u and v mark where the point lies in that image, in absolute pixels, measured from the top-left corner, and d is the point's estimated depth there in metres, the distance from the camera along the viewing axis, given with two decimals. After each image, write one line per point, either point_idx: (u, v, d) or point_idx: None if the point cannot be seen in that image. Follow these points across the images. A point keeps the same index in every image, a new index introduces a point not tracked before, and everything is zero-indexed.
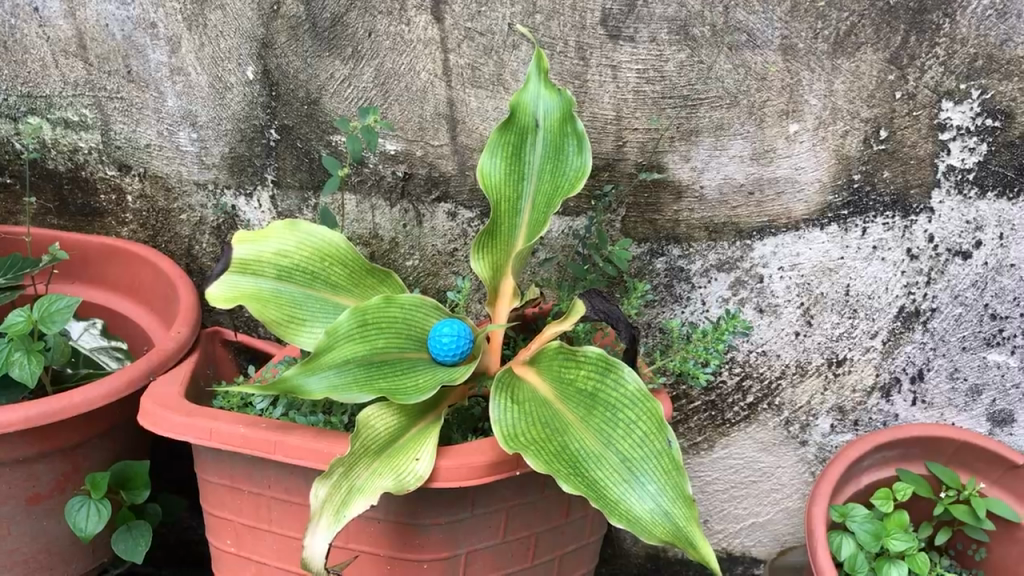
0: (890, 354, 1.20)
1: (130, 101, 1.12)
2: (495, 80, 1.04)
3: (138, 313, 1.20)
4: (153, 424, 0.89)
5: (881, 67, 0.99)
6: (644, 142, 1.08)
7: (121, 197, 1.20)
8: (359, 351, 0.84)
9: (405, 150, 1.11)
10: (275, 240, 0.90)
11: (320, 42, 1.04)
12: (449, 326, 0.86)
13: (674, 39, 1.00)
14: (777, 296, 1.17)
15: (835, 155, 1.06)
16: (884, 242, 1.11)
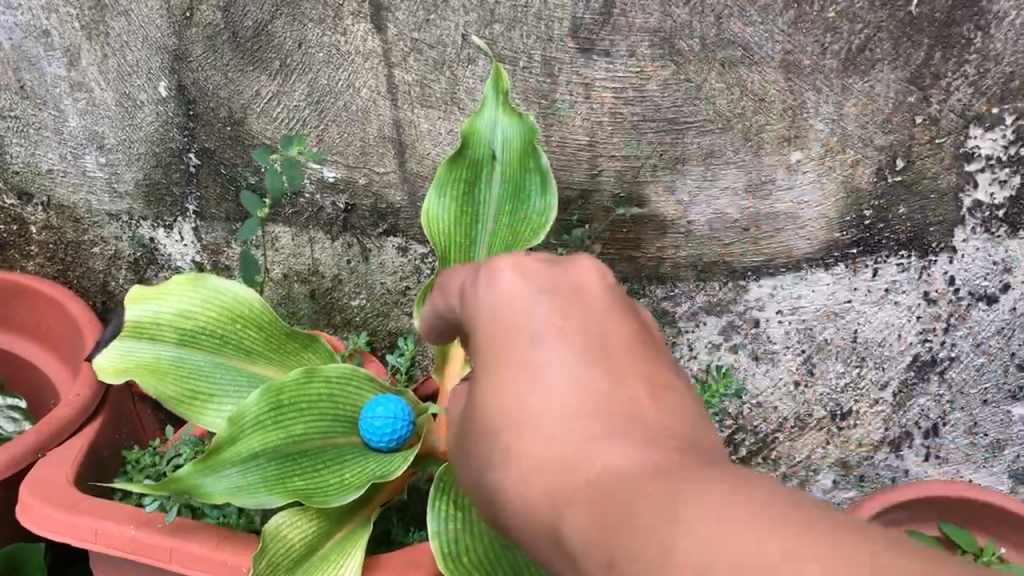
0: (901, 406, 1.06)
1: (26, 120, 0.97)
2: (448, 99, 0.89)
3: (49, 364, 1.04)
4: (30, 519, 0.74)
5: (900, 88, 0.84)
6: (622, 170, 0.93)
7: (24, 228, 1.05)
8: (273, 438, 0.68)
9: (347, 178, 0.96)
10: (177, 297, 0.76)
11: (242, 54, 0.89)
12: (382, 403, 0.71)
13: (657, 53, 0.85)
14: (775, 343, 1.02)
15: (845, 187, 0.91)
16: (897, 285, 0.97)
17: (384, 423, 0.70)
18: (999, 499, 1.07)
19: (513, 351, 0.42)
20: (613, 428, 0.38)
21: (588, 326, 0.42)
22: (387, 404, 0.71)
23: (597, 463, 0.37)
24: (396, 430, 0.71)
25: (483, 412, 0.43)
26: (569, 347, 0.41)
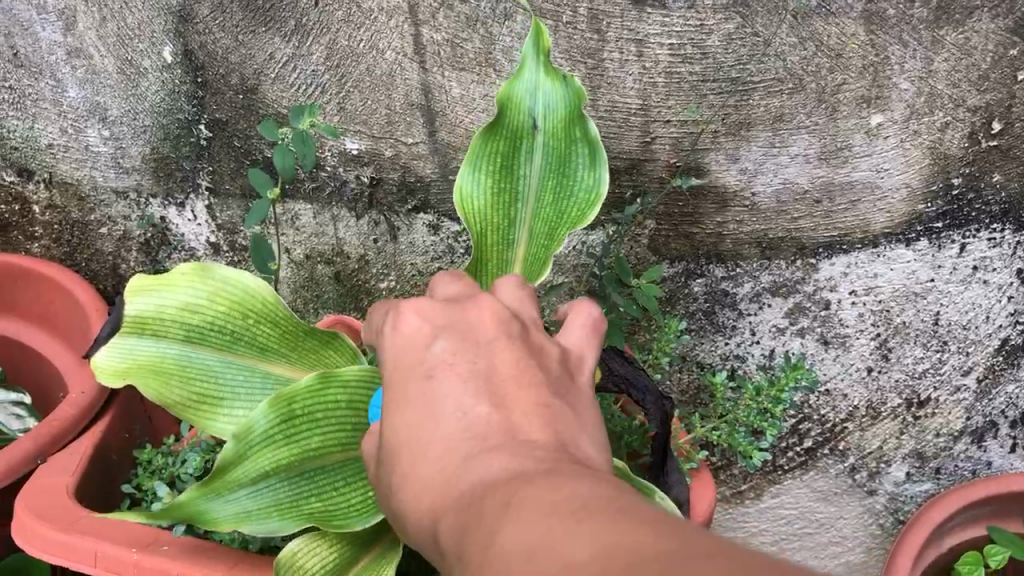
0: (985, 394, 0.95)
1: (22, 91, 0.89)
2: (482, 61, 0.80)
3: (55, 351, 0.95)
4: (26, 538, 0.67)
5: (1000, 39, 0.74)
6: (678, 138, 0.82)
7: (26, 208, 0.96)
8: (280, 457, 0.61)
9: (372, 150, 0.86)
10: (182, 289, 0.67)
11: (251, 13, 0.80)
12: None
13: (720, 4, 0.75)
14: (847, 326, 0.92)
15: (931, 152, 0.80)
16: (987, 261, 0.87)
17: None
18: None
19: (418, 380, 0.44)
20: (489, 447, 0.39)
21: (479, 362, 0.44)
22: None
23: (472, 478, 0.39)
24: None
25: (394, 443, 0.44)
26: (462, 384, 0.43)
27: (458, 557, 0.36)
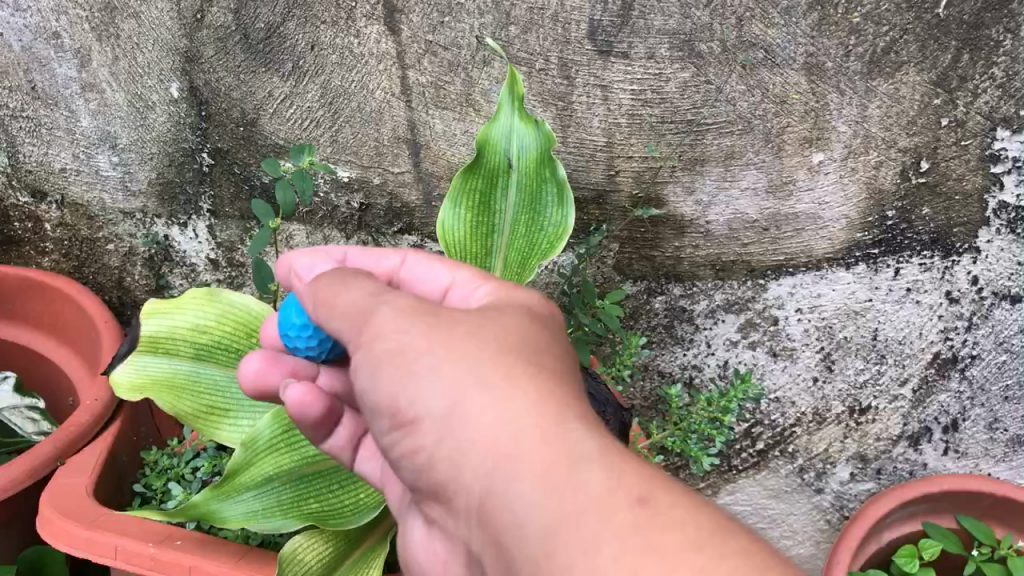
0: (920, 403, 1.04)
1: (38, 120, 0.96)
2: (463, 100, 0.88)
3: (64, 359, 1.03)
4: (52, 538, 0.74)
5: (926, 90, 0.82)
6: (640, 172, 0.91)
7: (39, 225, 1.05)
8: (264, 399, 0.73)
9: (361, 178, 0.95)
10: (191, 311, 0.76)
11: (254, 55, 0.88)
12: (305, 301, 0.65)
13: (677, 55, 0.83)
14: (794, 340, 1.01)
15: (867, 188, 0.89)
16: (919, 284, 0.95)
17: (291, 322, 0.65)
18: (1015, 490, 1.05)
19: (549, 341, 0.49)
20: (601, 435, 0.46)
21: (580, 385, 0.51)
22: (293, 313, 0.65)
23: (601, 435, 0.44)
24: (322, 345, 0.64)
25: (506, 337, 0.47)
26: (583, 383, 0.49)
27: (606, 468, 0.40)
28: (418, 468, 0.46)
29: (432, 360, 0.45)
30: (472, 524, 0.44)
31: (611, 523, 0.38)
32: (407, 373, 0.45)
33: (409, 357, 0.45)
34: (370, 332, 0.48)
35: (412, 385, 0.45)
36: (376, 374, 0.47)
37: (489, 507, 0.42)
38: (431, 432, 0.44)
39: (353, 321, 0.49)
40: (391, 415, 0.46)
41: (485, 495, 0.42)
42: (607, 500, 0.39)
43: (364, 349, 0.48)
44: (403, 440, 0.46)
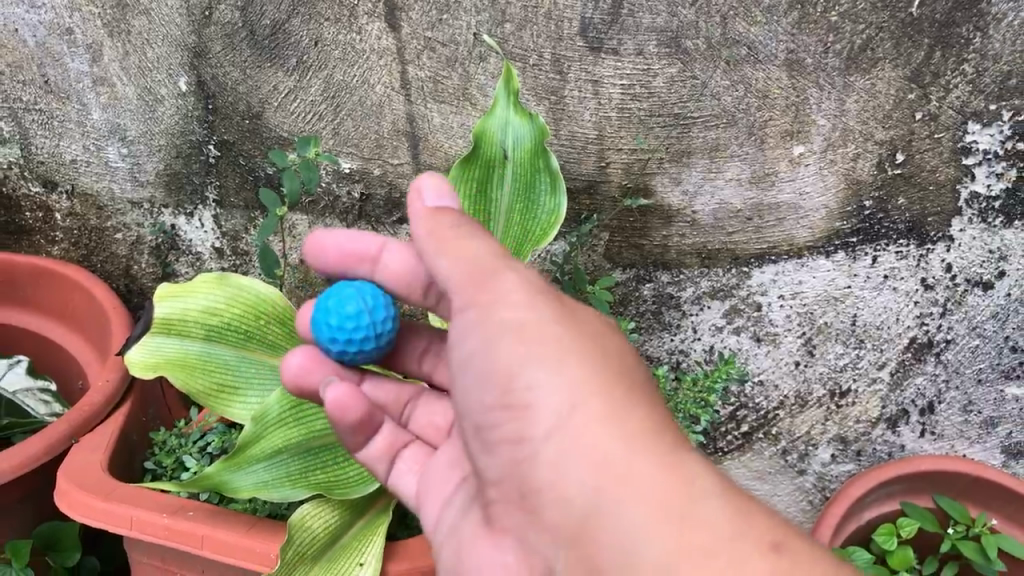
0: (898, 385, 1.08)
1: (50, 113, 1.00)
2: (460, 95, 0.92)
3: (74, 344, 1.07)
4: (69, 508, 0.78)
5: (900, 85, 0.87)
6: (629, 163, 0.96)
7: (49, 215, 1.08)
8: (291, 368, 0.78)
9: (362, 169, 0.98)
10: (202, 295, 0.79)
11: (260, 51, 0.92)
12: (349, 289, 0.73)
13: (664, 52, 0.87)
14: (776, 325, 1.05)
15: (846, 179, 0.93)
16: (896, 271, 0.99)
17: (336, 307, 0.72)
18: (989, 471, 1.09)
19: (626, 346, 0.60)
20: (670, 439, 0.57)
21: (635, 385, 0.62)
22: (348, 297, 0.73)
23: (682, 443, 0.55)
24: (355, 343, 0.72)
25: (602, 346, 0.58)
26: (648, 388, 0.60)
27: (701, 481, 0.52)
28: (529, 474, 0.55)
29: (559, 370, 0.55)
30: (575, 535, 0.53)
31: (726, 559, 0.48)
32: (545, 389, 0.54)
33: (546, 372, 0.55)
34: (505, 335, 0.56)
35: (550, 401, 0.54)
36: (505, 376, 0.55)
37: (606, 524, 0.51)
38: (560, 444, 0.53)
39: (485, 320, 0.58)
40: (511, 415, 0.55)
41: (605, 512, 0.51)
42: (732, 554, 0.48)
43: (496, 352, 0.56)
44: (522, 448, 0.55)
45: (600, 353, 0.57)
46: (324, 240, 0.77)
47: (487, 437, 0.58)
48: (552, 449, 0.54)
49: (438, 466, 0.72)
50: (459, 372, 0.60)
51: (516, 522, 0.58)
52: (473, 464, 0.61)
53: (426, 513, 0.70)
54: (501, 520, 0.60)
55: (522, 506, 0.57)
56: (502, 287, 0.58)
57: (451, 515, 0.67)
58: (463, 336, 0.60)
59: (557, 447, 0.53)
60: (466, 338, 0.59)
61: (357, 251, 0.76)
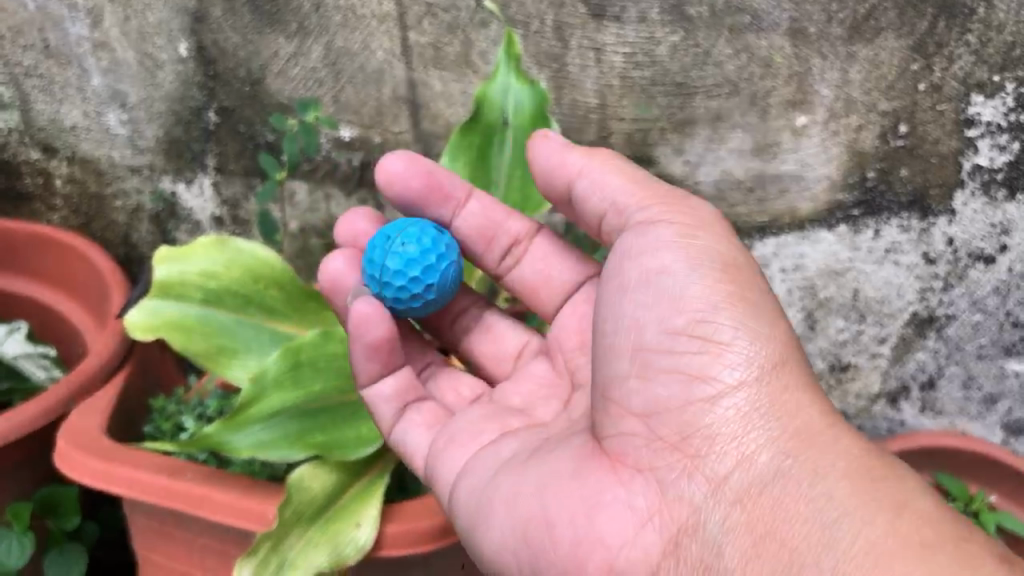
0: (899, 360, 1.08)
1: (51, 78, 1.00)
2: (461, 61, 0.91)
3: (72, 310, 1.06)
4: (68, 469, 0.79)
5: (904, 55, 0.86)
6: (631, 133, 0.95)
7: (49, 181, 1.08)
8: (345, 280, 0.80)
9: (363, 136, 0.98)
10: (200, 258, 0.84)
11: (260, 16, 0.91)
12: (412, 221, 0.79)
13: (667, 19, 0.87)
14: (777, 299, 1.05)
15: (849, 150, 0.93)
16: (898, 245, 0.99)
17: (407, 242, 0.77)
18: (992, 448, 1.07)
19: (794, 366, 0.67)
20: None
21: None
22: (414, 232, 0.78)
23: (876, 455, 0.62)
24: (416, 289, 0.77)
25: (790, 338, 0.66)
26: None
27: (901, 494, 0.58)
28: (708, 419, 0.62)
29: (764, 339, 0.63)
30: (748, 488, 0.60)
31: (947, 555, 0.54)
32: (745, 346, 0.62)
33: (743, 329, 0.63)
34: (706, 282, 0.64)
35: (755, 354, 0.62)
36: (701, 313, 0.63)
37: (798, 488, 0.59)
38: (753, 397, 0.62)
39: (683, 258, 0.66)
40: (698, 346, 0.63)
41: (791, 470, 0.60)
42: (953, 552, 0.54)
43: (684, 289, 0.64)
44: (704, 387, 0.62)
45: (791, 349, 0.64)
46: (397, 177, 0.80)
47: (659, 359, 0.64)
48: (738, 402, 0.62)
49: (463, 424, 0.76)
50: (631, 293, 0.66)
51: (667, 468, 0.63)
52: (612, 390, 0.66)
53: (446, 458, 0.74)
54: (624, 453, 0.65)
55: (676, 449, 0.63)
56: (688, 222, 0.68)
57: (493, 462, 0.71)
58: (656, 265, 0.66)
59: (747, 401, 0.62)
60: (654, 266, 0.66)
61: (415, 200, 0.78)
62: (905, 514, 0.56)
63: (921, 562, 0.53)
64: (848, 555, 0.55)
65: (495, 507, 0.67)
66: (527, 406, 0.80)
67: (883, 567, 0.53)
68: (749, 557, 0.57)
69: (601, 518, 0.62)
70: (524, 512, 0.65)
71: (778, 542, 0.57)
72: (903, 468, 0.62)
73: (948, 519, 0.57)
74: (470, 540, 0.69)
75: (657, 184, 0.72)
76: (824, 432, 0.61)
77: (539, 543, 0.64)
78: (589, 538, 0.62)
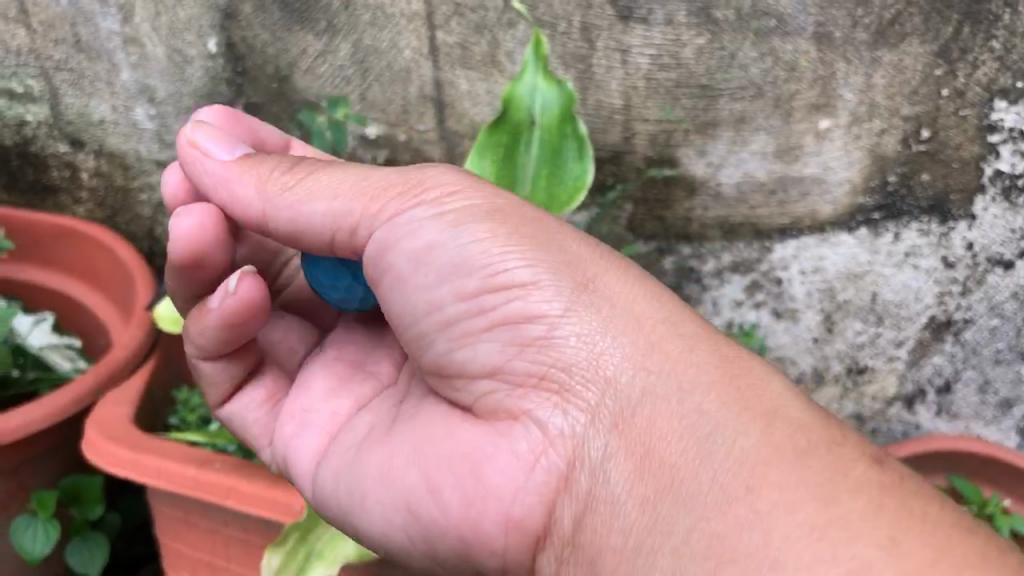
0: (916, 363, 1.07)
1: (81, 73, 1.01)
2: (488, 61, 0.92)
3: (96, 303, 1.07)
4: (97, 458, 0.80)
5: (928, 61, 0.87)
6: (655, 134, 0.96)
7: (75, 174, 1.09)
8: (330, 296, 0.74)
9: (388, 134, 0.99)
10: None
11: (290, 14, 0.92)
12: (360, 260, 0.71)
13: (693, 22, 0.88)
14: (796, 301, 1.05)
15: (871, 154, 0.93)
16: (917, 249, 0.99)
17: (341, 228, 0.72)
18: (1007, 453, 1.07)
19: None
20: None
21: None
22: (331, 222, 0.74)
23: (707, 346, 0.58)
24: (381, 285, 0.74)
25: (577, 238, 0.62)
26: None
27: (753, 402, 0.55)
28: (552, 355, 0.58)
29: (555, 260, 0.59)
30: (620, 412, 0.56)
31: (820, 460, 0.52)
32: (553, 275, 0.58)
33: (545, 260, 0.59)
34: (479, 235, 0.59)
35: (560, 282, 0.58)
36: (495, 265, 0.59)
37: (667, 408, 0.55)
38: (579, 323, 0.58)
39: (445, 220, 0.60)
40: (505, 296, 0.58)
41: (659, 389, 0.56)
42: (831, 455, 0.52)
43: (463, 248, 0.59)
44: (534, 327, 0.58)
45: (577, 257, 0.60)
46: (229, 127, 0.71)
47: (476, 321, 0.60)
48: (575, 327, 0.58)
49: (309, 403, 0.75)
50: (416, 269, 0.61)
51: (535, 408, 0.59)
52: (447, 355, 0.63)
53: (302, 442, 0.73)
54: (496, 408, 0.61)
55: (537, 390, 0.59)
56: (444, 191, 0.62)
57: (354, 438, 0.70)
58: (425, 241, 0.60)
59: (582, 324, 0.58)
60: (423, 244, 0.60)
61: (258, 152, 0.70)
62: (777, 423, 0.53)
63: (796, 469, 0.51)
64: (726, 466, 0.52)
65: (368, 489, 0.65)
66: (367, 359, 0.77)
67: (762, 479, 0.51)
68: (632, 482, 0.54)
69: (486, 473, 0.59)
70: (402, 488, 0.63)
71: (658, 461, 0.54)
72: (774, 372, 0.58)
73: (821, 423, 0.54)
74: (355, 525, 0.67)
75: (374, 179, 0.63)
76: (674, 339, 0.58)
77: (426, 512, 0.61)
78: (478, 495, 0.59)
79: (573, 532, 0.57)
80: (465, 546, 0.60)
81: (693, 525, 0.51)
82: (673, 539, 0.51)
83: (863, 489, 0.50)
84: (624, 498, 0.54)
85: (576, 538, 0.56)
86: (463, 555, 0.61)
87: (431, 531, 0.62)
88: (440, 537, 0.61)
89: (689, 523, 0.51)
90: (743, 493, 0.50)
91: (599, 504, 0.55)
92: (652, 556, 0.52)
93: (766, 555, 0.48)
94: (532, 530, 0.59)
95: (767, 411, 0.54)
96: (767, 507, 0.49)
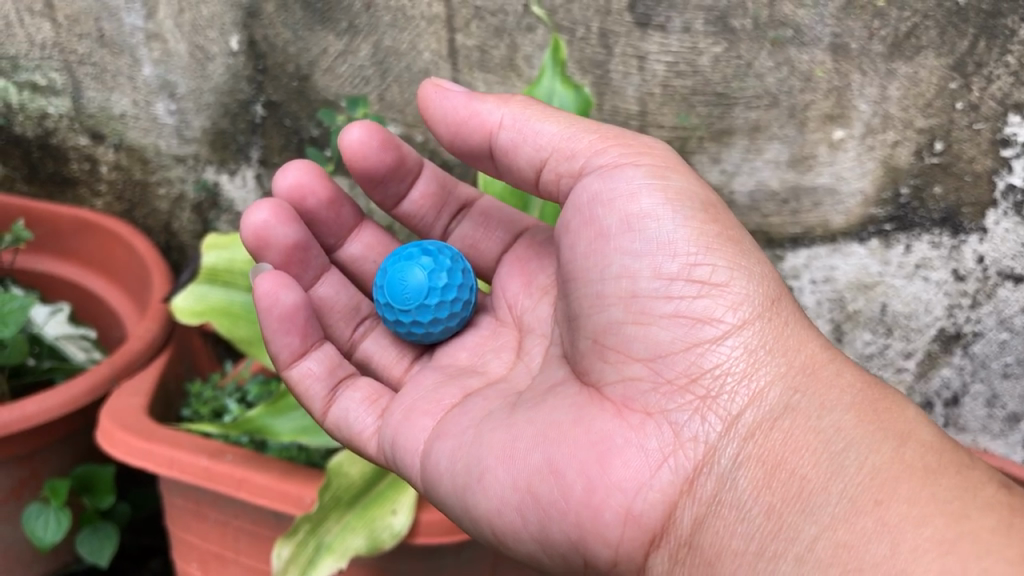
0: (924, 375, 1.05)
1: (103, 67, 1.03)
2: (506, 65, 0.93)
3: (112, 295, 1.08)
4: (111, 444, 0.80)
5: (943, 74, 0.87)
6: (670, 141, 0.97)
7: (95, 167, 1.10)
8: (391, 309, 0.78)
9: (406, 135, 1.00)
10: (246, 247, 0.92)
11: (311, 14, 0.94)
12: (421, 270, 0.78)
13: (710, 30, 0.89)
14: (806, 311, 1.06)
15: (884, 165, 0.93)
16: (928, 261, 0.97)
17: (412, 251, 0.80)
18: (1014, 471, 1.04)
19: None
20: None
21: None
22: (419, 242, 0.81)
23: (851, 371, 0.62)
24: (441, 314, 0.78)
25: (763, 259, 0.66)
26: None
27: (896, 422, 0.59)
28: (712, 360, 0.61)
29: (748, 271, 0.63)
30: (760, 423, 0.60)
31: (955, 480, 0.55)
32: (743, 285, 0.62)
33: (738, 269, 0.63)
34: (689, 228, 0.63)
35: (751, 297, 0.62)
36: (694, 257, 0.62)
37: (808, 420, 0.59)
38: (755, 334, 0.62)
39: (660, 198, 0.64)
40: (696, 289, 0.62)
41: (801, 404, 0.60)
42: (960, 476, 0.55)
43: (668, 234, 0.63)
44: (708, 329, 0.62)
45: (766, 269, 0.64)
46: (440, 100, 0.71)
47: (658, 305, 0.62)
48: (743, 340, 0.62)
49: (422, 394, 0.75)
50: (615, 237, 0.64)
51: (673, 409, 0.61)
52: (610, 330, 0.64)
53: (415, 428, 0.71)
54: (635, 397, 0.63)
55: (684, 391, 0.61)
56: (664, 169, 0.66)
57: (466, 422, 0.69)
58: (640, 209, 0.64)
59: (752, 338, 0.62)
60: (637, 210, 0.64)
61: (477, 117, 0.70)
62: (911, 444, 0.57)
63: (926, 487, 0.54)
64: (858, 479, 0.55)
65: (488, 466, 0.64)
66: (479, 362, 0.79)
67: (890, 490, 0.54)
68: (759, 490, 0.58)
69: (612, 464, 0.59)
70: (525, 467, 0.62)
71: (789, 472, 0.57)
72: (911, 404, 0.62)
73: (951, 449, 0.58)
74: (466, 509, 0.65)
75: (605, 129, 0.69)
76: (828, 364, 0.62)
77: (546, 494, 0.60)
78: (603, 482, 0.58)
79: (691, 533, 0.58)
80: (578, 535, 0.59)
81: (818, 534, 0.54)
82: (797, 546, 0.54)
83: (996, 509, 0.52)
84: (750, 503, 0.57)
85: (694, 539, 0.58)
86: (574, 544, 0.60)
87: (549, 515, 0.60)
88: (555, 517, 0.60)
89: (814, 532, 0.54)
90: (871, 506, 0.53)
91: (724, 509, 0.58)
92: (774, 560, 0.55)
93: (896, 564, 0.50)
94: (648, 530, 0.59)
95: (908, 433, 0.58)
96: (896, 521, 0.52)
